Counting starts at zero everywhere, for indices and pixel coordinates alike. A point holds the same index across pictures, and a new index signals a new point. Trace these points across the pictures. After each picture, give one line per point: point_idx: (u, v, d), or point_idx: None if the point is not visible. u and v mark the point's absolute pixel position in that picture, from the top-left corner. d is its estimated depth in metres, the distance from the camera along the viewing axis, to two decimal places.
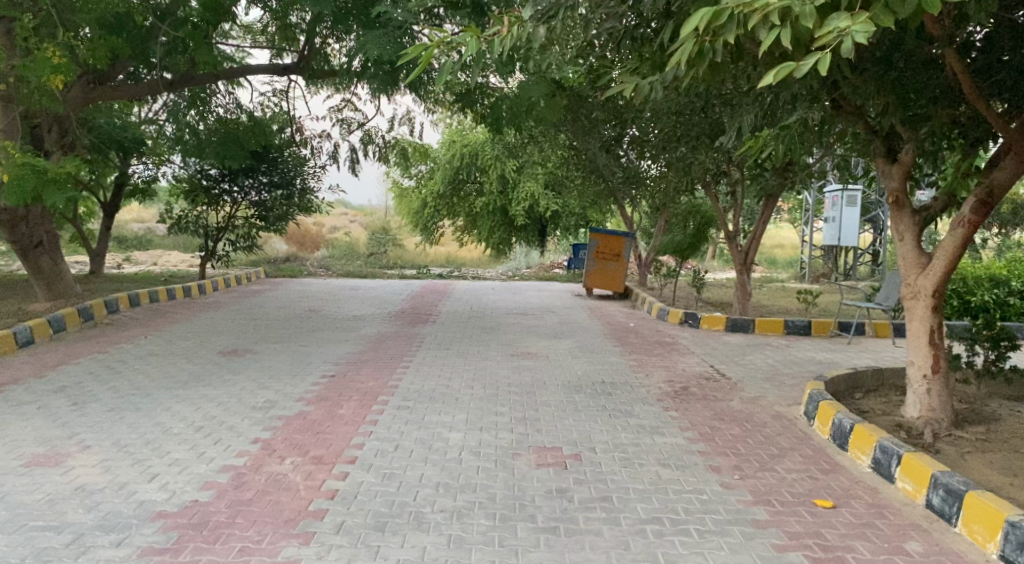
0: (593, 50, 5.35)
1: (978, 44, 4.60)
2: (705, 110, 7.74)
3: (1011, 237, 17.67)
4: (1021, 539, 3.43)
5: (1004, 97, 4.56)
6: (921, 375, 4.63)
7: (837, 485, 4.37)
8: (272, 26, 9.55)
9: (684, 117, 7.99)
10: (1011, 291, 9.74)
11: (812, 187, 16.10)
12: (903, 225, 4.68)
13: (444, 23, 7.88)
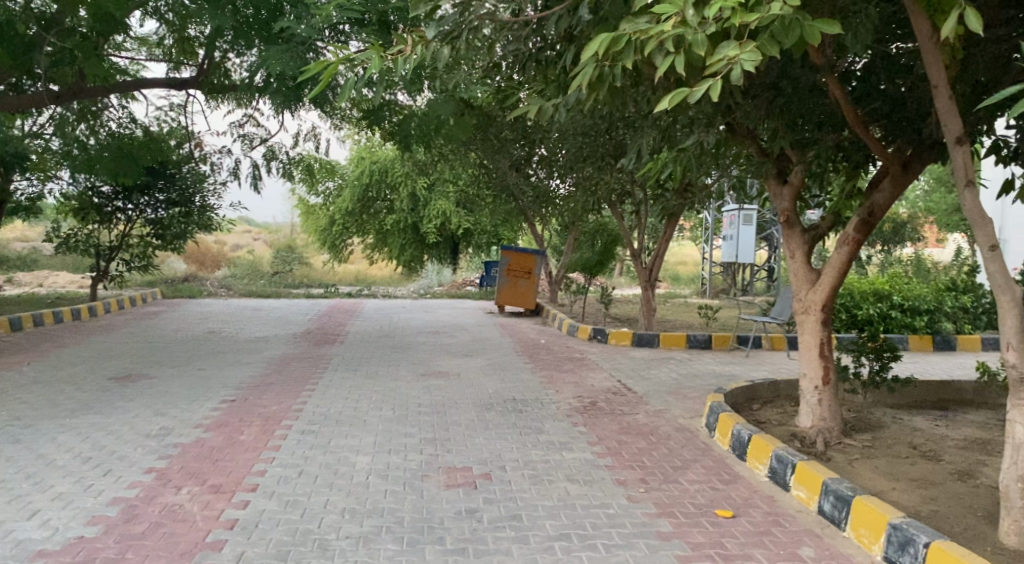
0: (499, 71, 5.38)
1: (857, 73, 4.90)
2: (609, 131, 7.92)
3: (893, 252, 18.90)
4: (902, 540, 3.65)
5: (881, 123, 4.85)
6: (813, 386, 4.82)
7: (736, 495, 4.51)
8: (169, 39, 9.25)
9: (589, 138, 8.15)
10: (892, 305, 10.37)
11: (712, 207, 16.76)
12: (794, 243, 4.88)
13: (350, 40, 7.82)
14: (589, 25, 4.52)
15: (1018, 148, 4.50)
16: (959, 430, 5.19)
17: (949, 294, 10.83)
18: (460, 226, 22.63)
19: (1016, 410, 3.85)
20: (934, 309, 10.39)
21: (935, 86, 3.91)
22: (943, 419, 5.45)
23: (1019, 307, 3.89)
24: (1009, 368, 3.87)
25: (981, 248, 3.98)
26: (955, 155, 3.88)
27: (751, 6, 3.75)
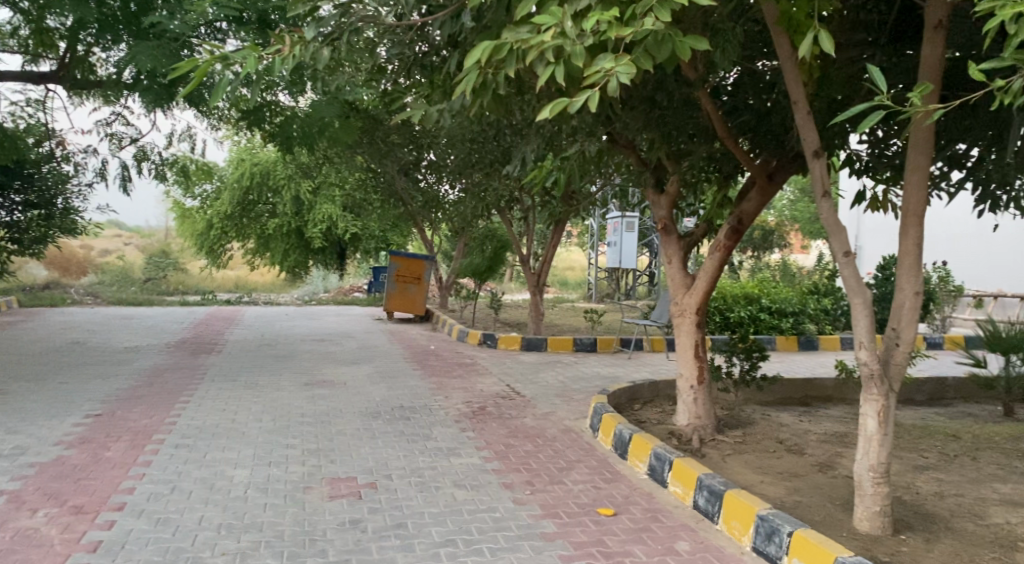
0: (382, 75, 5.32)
1: (727, 88, 5.14)
2: (498, 138, 8.02)
3: (765, 258, 20.07)
4: (768, 530, 3.88)
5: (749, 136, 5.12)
6: (689, 386, 5.03)
7: (618, 493, 4.65)
8: (25, 30, 8.64)
9: (478, 144, 8.22)
10: (762, 308, 10.99)
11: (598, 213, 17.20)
12: (671, 248, 5.10)
13: (228, 39, 7.56)
14: (472, 32, 4.55)
15: (868, 163, 4.87)
16: (820, 425, 5.56)
17: (812, 298, 11.63)
18: (348, 231, 22.31)
19: (868, 403, 4.16)
20: (799, 312, 11.12)
21: (794, 102, 4.18)
22: (807, 415, 5.82)
23: (868, 307, 4.21)
24: (861, 364, 4.19)
25: (836, 254, 4.32)
26: (813, 166, 4.16)
27: (626, 20, 3.89)
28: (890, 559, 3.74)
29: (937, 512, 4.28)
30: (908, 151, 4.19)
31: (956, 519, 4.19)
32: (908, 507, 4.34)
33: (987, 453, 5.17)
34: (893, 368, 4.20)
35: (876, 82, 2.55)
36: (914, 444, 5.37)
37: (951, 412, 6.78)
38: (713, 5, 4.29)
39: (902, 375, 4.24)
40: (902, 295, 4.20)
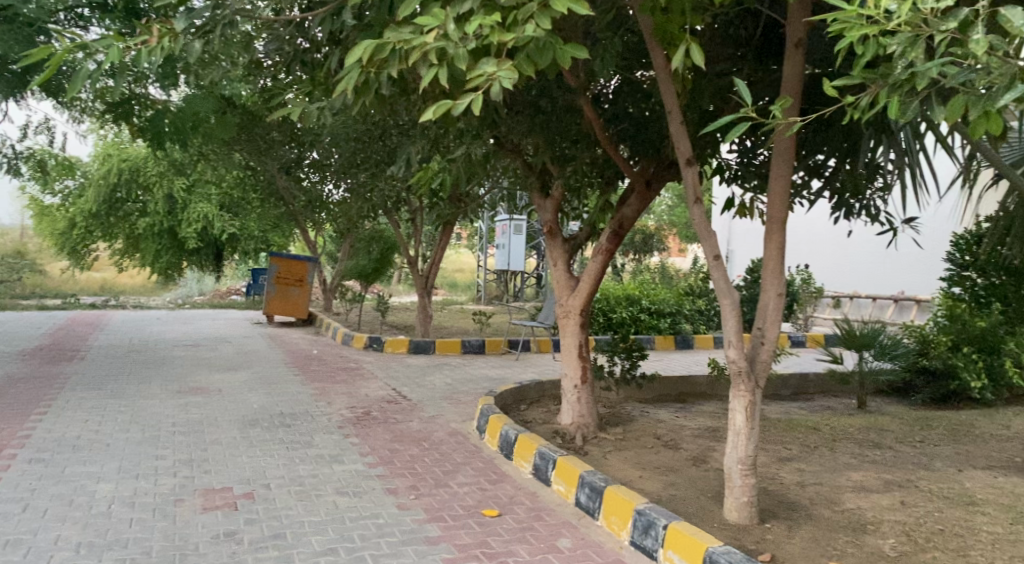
0: (258, 70, 5.13)
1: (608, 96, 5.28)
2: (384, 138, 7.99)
3: (647, 260, 20.90)
4: (645, 524, 4.03)
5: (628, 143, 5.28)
6: (573, 386, 5.13)
7: (503, 493, 4.69)
8: None
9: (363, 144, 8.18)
10: (641, 308, 11.45)
11: (485, 215, 17.26)
12: (556, 251, 5.20)
13: (91, 26, 7.17)
14: (354, 30, 4.47)
15: (737, 171, 5.16)
16: (695, 420, 5.82)
17: (688, 299, 12.18)
18: (225, 231, 21.42)
19: (736, 398, 4.38)
20: (676, 312, 11.69)
21: (669, 112, 4.34)
22: (683, 411, 6.08)
23: (736, 308, 4.45)
24: (729, 362, 4.41)
25: (708, 257, 4.55)
26: (686, 174, 4.34)
27: (508, 25, 3.93)
28: (756, 547, 3.96)
29: (798, 500, 4.55)
30: (772, 160, 4.45)
31: (815, 506, 4.47)
32: (773, 497, 4.60)
33: (842, 443, 5.57)
34: (759, 365, 4.43)
35: (741, 93, 2.83)
36: (780, 437, 5.71)
37: (811, 405, 7.27)
38: (592, 14, 4.41)
39: (767, 372, 4.49)
40: (767, 295, 4.44)
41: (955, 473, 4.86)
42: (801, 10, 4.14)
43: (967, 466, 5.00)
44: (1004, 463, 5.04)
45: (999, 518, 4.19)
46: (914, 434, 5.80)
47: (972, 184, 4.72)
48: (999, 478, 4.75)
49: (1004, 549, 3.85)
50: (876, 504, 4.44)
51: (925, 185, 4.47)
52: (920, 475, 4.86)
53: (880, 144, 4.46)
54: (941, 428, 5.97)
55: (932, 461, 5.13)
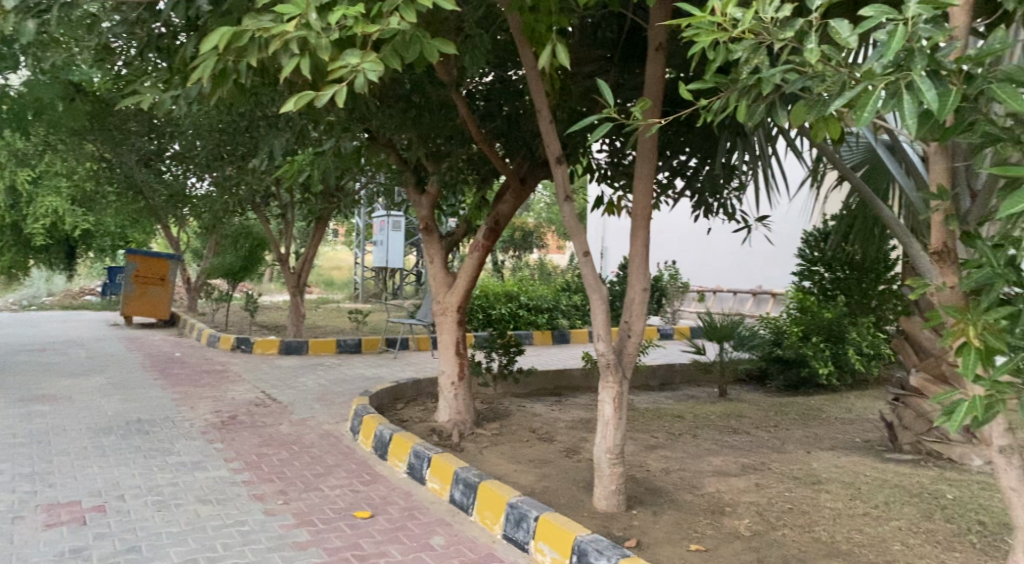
0: (104, 54, 4.82)
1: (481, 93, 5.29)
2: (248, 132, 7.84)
3: (527, 257, 21.37)
4: (517, 517, 4.07)
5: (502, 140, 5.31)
6: (450, 383, 5.13)
7: (376, 494, 4.62)
8: None
9: (229, 134, 7.91)
10: (519, 305, 11.84)
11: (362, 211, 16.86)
12: (432, 247, 5.17)
13: None
14: (211, 16, 4.29)
15: (606, 171, 5.32)
16: (569, 412, 5.97)
17: (564, 294, 12.58)
18: (78, 228, 19.98)
19: (604, 390, 4.50)
20: (553, 308, 12.15)
21: (538, 110, 4.40)
22: (558, 404, 6.22)
23: (605, 303, 4.57)
24: (597, 355, 4.52)
25: (578, 253, 4.64)
26: (555, 172, 4.42)
27: (373, 17, 3.87)
28: (623, 534, 4.08)
29: (663, 486, 4.73)
30: (637, 160, 4.58)
31: (678, 491, 4.66)
32: (641, 484, 4.77)
33: (703, 430, 5.85)
34: (626, 357, 4.57)
35: (605, 93, 3.14)
36: (648, 426, 5.93)
37: (677, 395, 7.62)
38: (462, 9, 4.41)
39: (633, 363, 4.63)
40: (633, 290, 4.58)
41: (803, 454, 5.21)
42: (661, 15, 4.29)
43: (814, 447, 5.38)
44: (845, 444, 5.47)
45: (841, 494, 4.52)
46: (768, 419, 6.18)
47: (819, 185, 4.90)
48: (841, 457, 5.14)
49: (845, 523, 4.16)
50: (733, 487, 4.68)
51: (776, 185, 4.72)
52: (773, 457, 5.17)
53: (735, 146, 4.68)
54: (791, 412, 6.40)
55: (784, 444, 5.48)
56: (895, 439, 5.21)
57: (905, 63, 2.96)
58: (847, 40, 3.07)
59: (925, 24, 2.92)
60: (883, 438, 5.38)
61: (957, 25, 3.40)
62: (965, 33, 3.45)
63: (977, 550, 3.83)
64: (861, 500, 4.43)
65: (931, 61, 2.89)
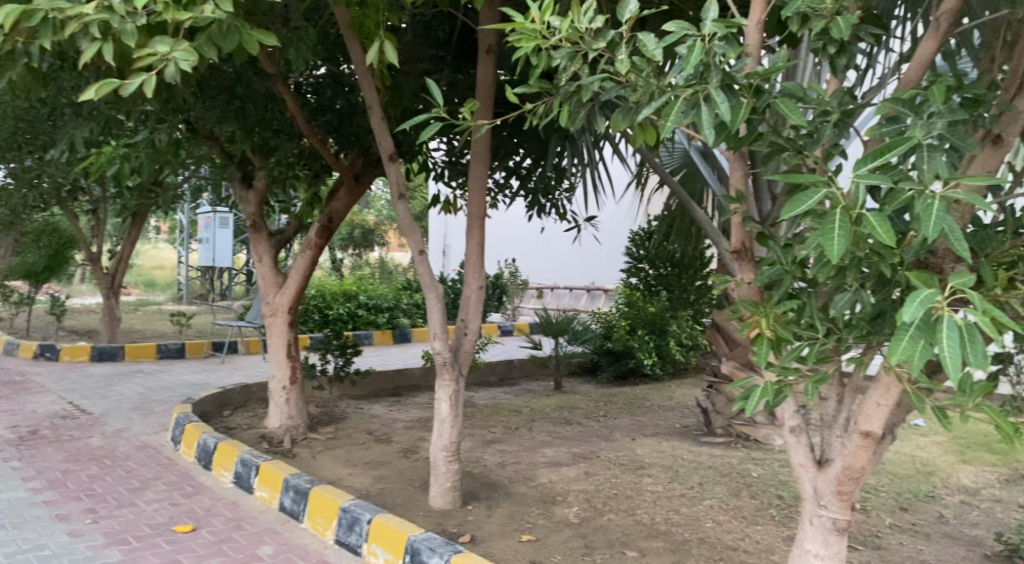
0: None
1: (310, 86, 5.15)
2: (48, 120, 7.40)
3: (366, 254, 21.52)
4: (350, 521, 4.00)
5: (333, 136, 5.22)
6: (281, 387, 5.03)
7: (199, 506, 4.39)
8: None
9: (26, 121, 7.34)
10: (358, 304, 12.15)
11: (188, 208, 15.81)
12: (262, 246, 5.14)
13: None
14: None
15: (444, 169, 5.37)
16: (406, 413, 6.05)
17: (405, 293, 13.15)
18: None
19: (440, 389, 4.49)
20: (393, 306, 12.61)
21: (369, 107, 4.35)
22: (396, 406, 6.31)
23: (441, 301, 4.56)
24: (434, 354, 4.50)
25: (414, 252, 4.57)
26: (388, 170, 4.40)
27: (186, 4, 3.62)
28: (457, 530, 4.12)
29: (498, 480, 4.82)
30: (471, 160, 4.54)
31: (513, 484, 4.77)
32: (477, 479, 4.83)
33: (538, 422, 6.07)
34: (462, 355, 4.56)
35: (434, 93, 3.16)
36: (486, 422, 6.05)
37: (517, 390, 8.03)
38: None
39: (470, 360, 4.64)
40: (469, 288, 4.55)
41: (629, 441, 5.54)
42: (490, 18, 4.35)
43: (638, 434, 5.74)
44: (666, 430, 5.89)
45: (661, 477, 4.83)
46: (598, 409, 6.51)
47: (643, 188, 5.22)
48: (662, 443, 5.51)
49: (663, 505, 4.43)
50: (564, 477, 4.86)
51: (602, 187, 4.96)
52: (601, 446, 5.43)
53: (565, 148, 4.86)
54: (619, 402, 6.80)
55: (612, 432, 5.79)
56: (709, 423, 5.69)
57: (703, 77, 3.17)
58: (655, 52, 3.26)
59: (720, 42, 3.12)
60: (699, 424, 5.85)
61: (750, 42, 3.60)
62: (757, 48, 3.64)
63: (776, 523, 4.23)
64: (679, 482, 4.76)
65: (725, 78, 3.12)
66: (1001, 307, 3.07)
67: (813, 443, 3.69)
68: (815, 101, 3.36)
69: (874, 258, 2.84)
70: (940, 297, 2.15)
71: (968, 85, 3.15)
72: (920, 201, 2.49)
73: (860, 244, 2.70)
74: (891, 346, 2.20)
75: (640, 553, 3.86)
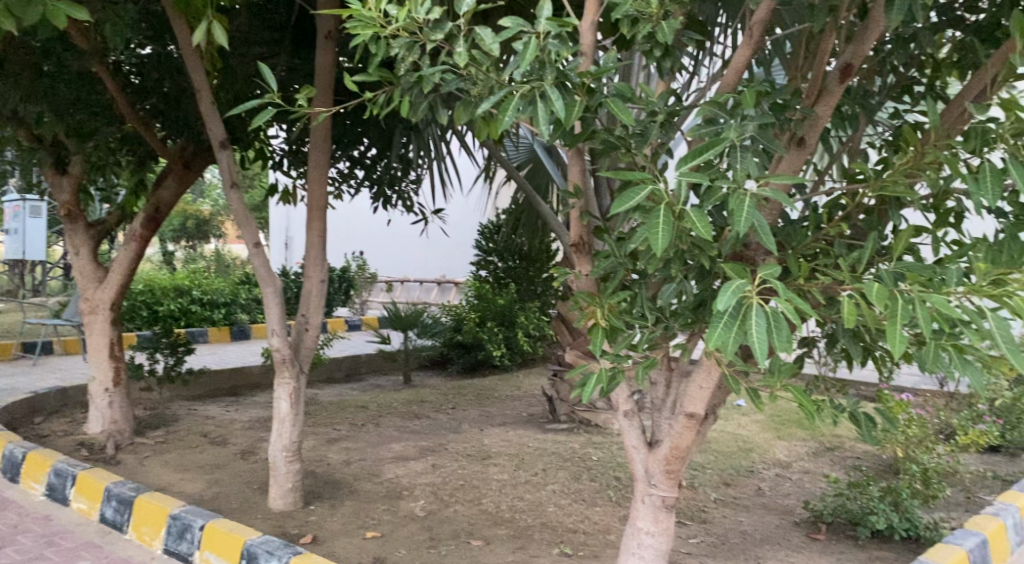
0: None
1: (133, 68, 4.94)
2: None
3: (200, 245, 21.10)
4: (180, 529, 3.77)
5: (159, 122, 5.02)
6: (102, 389, 4.82)
7: (4, 524, 4.01)
8: None
9: None
10: (192, 299, 11.88)
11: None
12: (78, 237, 4.90)
13: None
14: None
15: (284, 157, 5.45)
16: (245, 413, 6.07)
17: (243, 288, 13.24)
18: None
19: (279, 387, 4.31)
20: (231, 302, 12.62)
21: (198, 91, 4.13)
22: (234, 407, 6.30)
23: (279, 296, 4.39)
24: (272, 351, 4.30)
25: (248, 245, 4.38)
26: (220, 157, 4.19)
27: None
28: (298, 531, 3.97)
29: (343, 478, 4.74)
30: (310, 148, 4.38)
31: (357, 481, 4.70)
32: (319, 478, 4.72)
33: (386, 418, 6.12)
34: (303, 352, 4.42)
35: (265, 77, 2.88)
36: (331, 419, 6.00)
37: (365, 386, 8.13)
38: None
39: (312, 357, 4.51)
40: (309, 282, 4.39)
41: (476, 432, 5.70)
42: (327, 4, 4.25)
43: (486, 426, 5.91)
44: (513, 419, 6.19)
45: (507, 466, 4.95)
46: (446, 403, 6.74)
47: (490, 182, 5.28)
48: (509, 432, 5.72)
49: (508, 493, 4.52)
50: (411, 471, 4.86)
51: (449, 181, 4.95)
52: (449, 439, 5.53)
53: (409, 140, 4.89)
54: (468, 395, 7.03)
55: (460, 424, 5.97)
56: (554, 410, 6.00)
57: (537, 74, 3.10)
58: (492, 47, 3.18)
59: (554, 40, 3.04)
60: (544, 412, 6.16)
61: (584, 41, 3.61)
62: (591, 48, 3.65)
63: (613, 503, 4.43)
64: (524, 469, 4.90)
65: (560, 76, 3.07)
66: (803, 296, 3.31)
67: (645, 425, 3.70)
68: (643, 100, 3.31)
69: (695, 251, 2.97)
70: (750, 286, 2.32)
71: (776, 91, 3.30)
72: (735, 198, 2.58)
73: (683, 237, 2.81)
74: (708, 333, 2.32)
75: (484, 541, 3.90)
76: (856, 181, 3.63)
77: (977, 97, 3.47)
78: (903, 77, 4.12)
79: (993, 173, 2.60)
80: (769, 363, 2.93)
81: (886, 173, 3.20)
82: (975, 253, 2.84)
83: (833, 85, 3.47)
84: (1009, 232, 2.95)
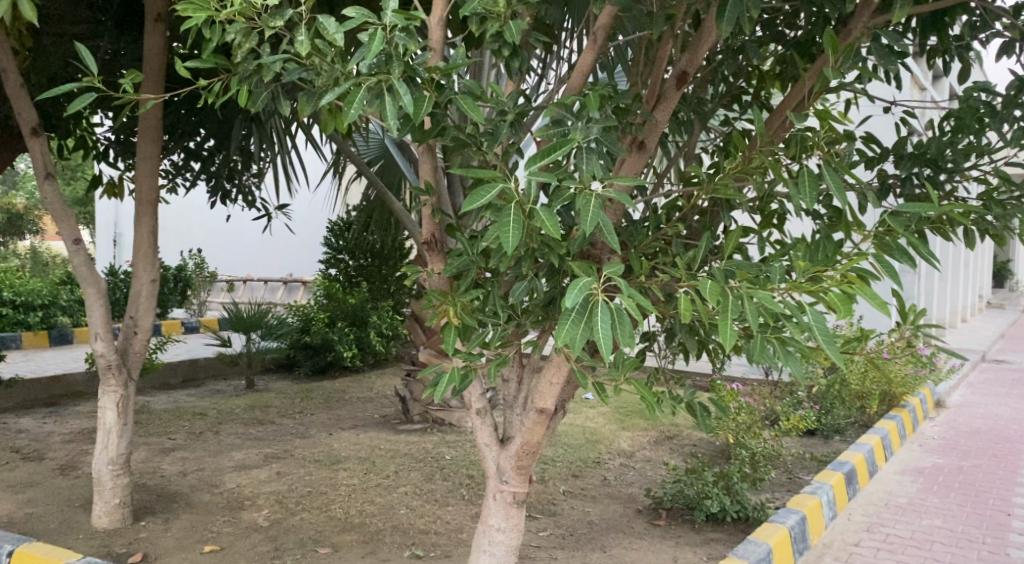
0: None
1: None
2: None
3: (13, 244, 19.31)
4: None
5: None
6: None
7: None
8: None
9: None
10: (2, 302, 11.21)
11: None
12: None
13: None
14: None
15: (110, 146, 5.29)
16: (63, 425, 5.75)
17: (64, 289, 12.42)
18: None
19: (104, 395, 3.97)
20: (50, 304, 11.88)
21: (4, 72, 3.73)
22: (51, 418, 6.00)
23: (103, 297, 4.04)
24: (96, 356, 3.95)
25: (68, 241, 3.99)
26: (31, 146, 3.81)
27: None
28: (125, 550, 3.65)
29: (178, 490, 4.46)
30: (138, 137, 4.08)
31: (194, 493, 4.44)
32: (152, 491, 4.41)
33: (227, 425, 5.85)
34: (132, 356, 4.10)
35: (84, 61, 2.51)
36: (165, 429, 5.64)
37: (203, 391, 7.82)
38: None
39: (142, 363, 4.19)
40: (138, 282, 4.08)
41: (325, 437, 5.57)
42: None
43: (335, 429, 5.80)
44: (365, 422, 6.12)
45: (356, 470, 4.87)
46: (293, 406, 6.54)
47: (341, 177, 5.17)
48: (360, 435, 5.64)
49: (358, 497, 4.43)
50: (254, 479, 4.66)
51: (296, 175, 4.79)
52: (295, 444, 5.37)
53: (250, 133, 4.77)
54: (317, 399, 6.86)
55: (308, 429, 5.82)
56: (407, 411, 5.97)
57: (383, 68, 2.84)
58: (336, 36, 2.93)
59: (401, 33, 2.78)
60: (395, 414, 6.16)
61: (432, 37, 3.49)
62: (440, 44, 3.53)
63: (465, 501, 4.43)
64: (375, 473, 4.83)
65: (408, 70, 2.81)
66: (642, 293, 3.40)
67: (496, 422, 3.61)
68: (493, 100, 3.16)
69: (544, 249, 2.92)
70: (597, 284, 2.29)
71: (619, 95, 3.33)
72: (581, 198, 2.54)
73: (531, 234, 2.76)
74: (558, 330, 2.26)
75: (332, 548, 3.78)
76: (690, 183, 3.79)
77: (795, 108, 3.74)
78: (732, 87, 4.40)
79: (811, 177, 2.70)
80: (614, 357, 2.98)
81: (717, 176, 3.36)
82: (795, 253, 2.95)
83: (671, 91, 3.58)
84: (822, 233, 3.07)
